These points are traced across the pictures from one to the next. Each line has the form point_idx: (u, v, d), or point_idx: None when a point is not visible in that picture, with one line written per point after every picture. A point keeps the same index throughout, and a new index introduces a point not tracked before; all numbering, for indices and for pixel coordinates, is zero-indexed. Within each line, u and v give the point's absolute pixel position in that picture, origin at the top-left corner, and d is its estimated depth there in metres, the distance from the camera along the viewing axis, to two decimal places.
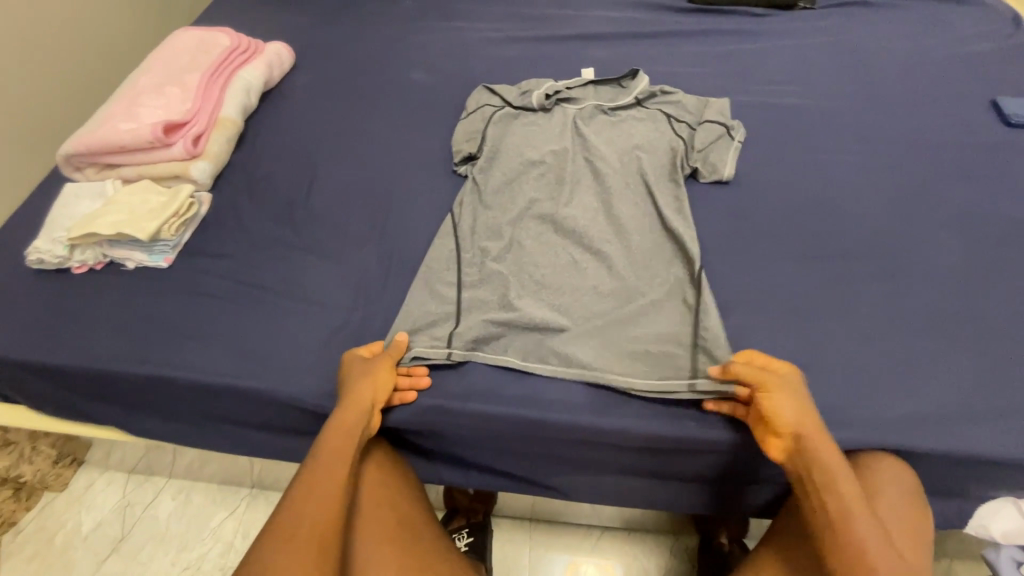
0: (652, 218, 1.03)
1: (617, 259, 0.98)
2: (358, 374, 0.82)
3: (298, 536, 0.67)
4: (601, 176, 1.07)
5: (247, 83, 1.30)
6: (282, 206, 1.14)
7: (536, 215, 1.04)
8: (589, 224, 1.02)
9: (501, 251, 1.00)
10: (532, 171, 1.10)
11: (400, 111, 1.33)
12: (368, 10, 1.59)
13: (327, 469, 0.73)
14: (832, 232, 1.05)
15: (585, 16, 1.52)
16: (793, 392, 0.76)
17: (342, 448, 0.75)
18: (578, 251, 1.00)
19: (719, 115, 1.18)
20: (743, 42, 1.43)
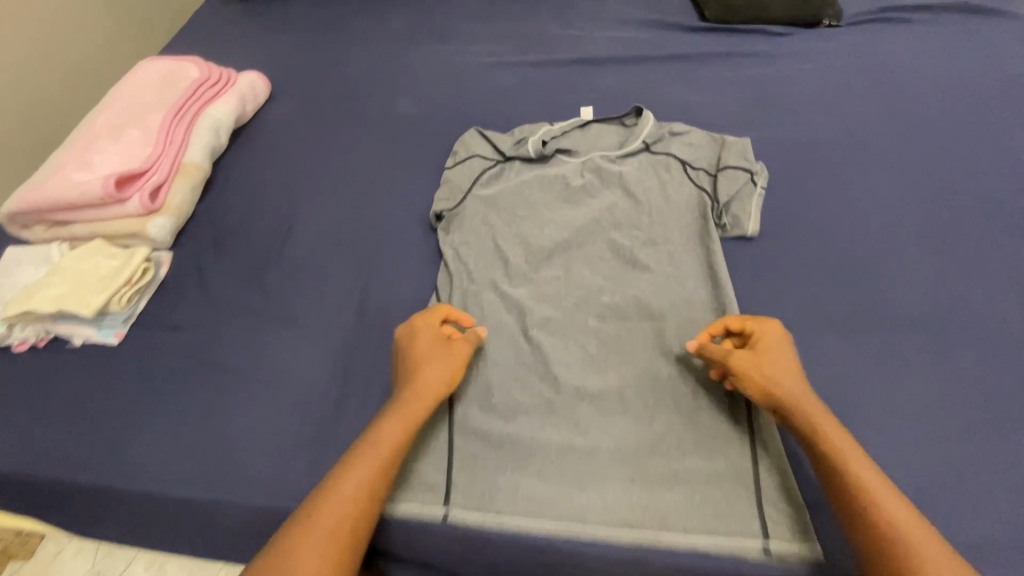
0: (682, 300, 0.90)
1: (651, 355, 0.84)
2: (418, 362, 0.78)
3: (316, 534, 0.62)
4: (621, 251, 0.97)
5: (216, 120, 1.18)
6: (250, 267, 1.01)
7: (537, 298, 0.92)
8: (605, 314, 0.90)
9: (497, 349, 0.86)
10: (524, 242, 0.99)
11: (386, 149, 1.21)
12: (351, 31, 1.45)
13: (368, 464, 0.68)
14: (874, 295, 0.92)
15: (588, 35, 1.37)
16: (777, 365, 0.74)
17: (388, 444, 0.70)
18: (596, 344, 0.86)
19: (739, 158, 1.06)
20: (765, 65, 1.29)
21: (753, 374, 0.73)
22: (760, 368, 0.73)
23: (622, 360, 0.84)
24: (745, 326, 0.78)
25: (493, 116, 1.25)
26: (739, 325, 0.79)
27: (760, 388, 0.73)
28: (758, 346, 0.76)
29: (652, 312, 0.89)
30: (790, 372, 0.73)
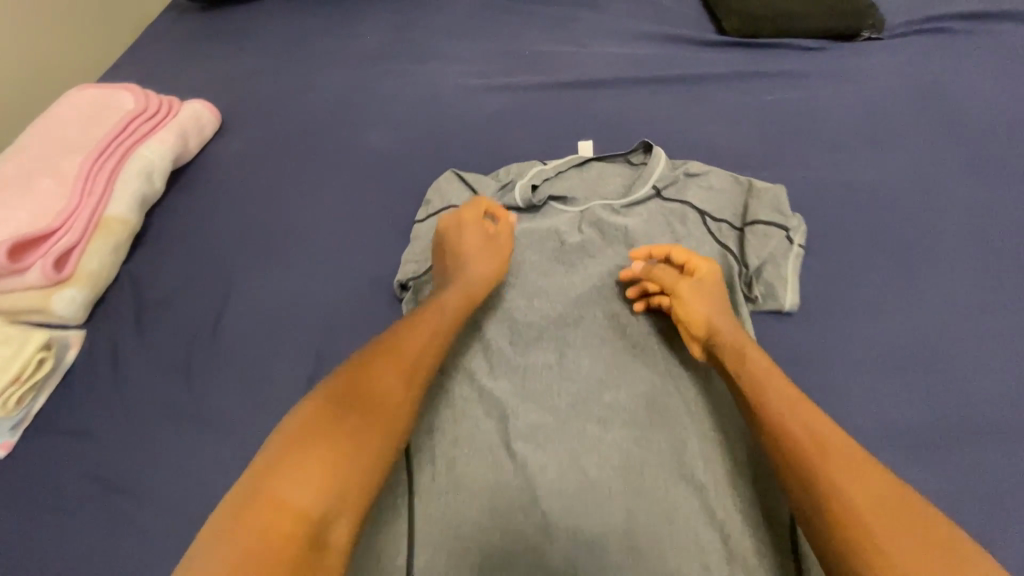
0: (706, 412, 0.74)
1: (666, 478, 0.70)
2: (475, 245, 0.82)
3: (396, 363, 0.68)
4: (632, 340, 0.80)
5: (148, 162, 1.00)
6: (172, 351, 0.83)
7: (527, 400, 0.75)
8: (612, 425, 0.73)
9: (478, 470, 0.71)
10: (512, 324, 0.82)
11: (347, 193, 1.02)
12: (316, 48, 1.26)
13: (431, 328, 0.73)
14: (938, 396, 0.74)
15: (587, 52, 1.17)
16: (709, 297, 0.77)
17: (452, 308, 0.76)
18: (599, 469, 0.71)
19: (771, 209, 0.87)
20: (797, 88, 1.09)
21: (688, 304, 0.77)
22: (695, 298, 0.76)
23: (630, 491, 0.69)
24: (686, 262, 0.80)
25: (474, 153, 1.06)
26: (681, 260, 0.81)
27: (693, 318, 0.76)
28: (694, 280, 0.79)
29: (666, 420, 0.74)
30: (720, 308, 0.76)
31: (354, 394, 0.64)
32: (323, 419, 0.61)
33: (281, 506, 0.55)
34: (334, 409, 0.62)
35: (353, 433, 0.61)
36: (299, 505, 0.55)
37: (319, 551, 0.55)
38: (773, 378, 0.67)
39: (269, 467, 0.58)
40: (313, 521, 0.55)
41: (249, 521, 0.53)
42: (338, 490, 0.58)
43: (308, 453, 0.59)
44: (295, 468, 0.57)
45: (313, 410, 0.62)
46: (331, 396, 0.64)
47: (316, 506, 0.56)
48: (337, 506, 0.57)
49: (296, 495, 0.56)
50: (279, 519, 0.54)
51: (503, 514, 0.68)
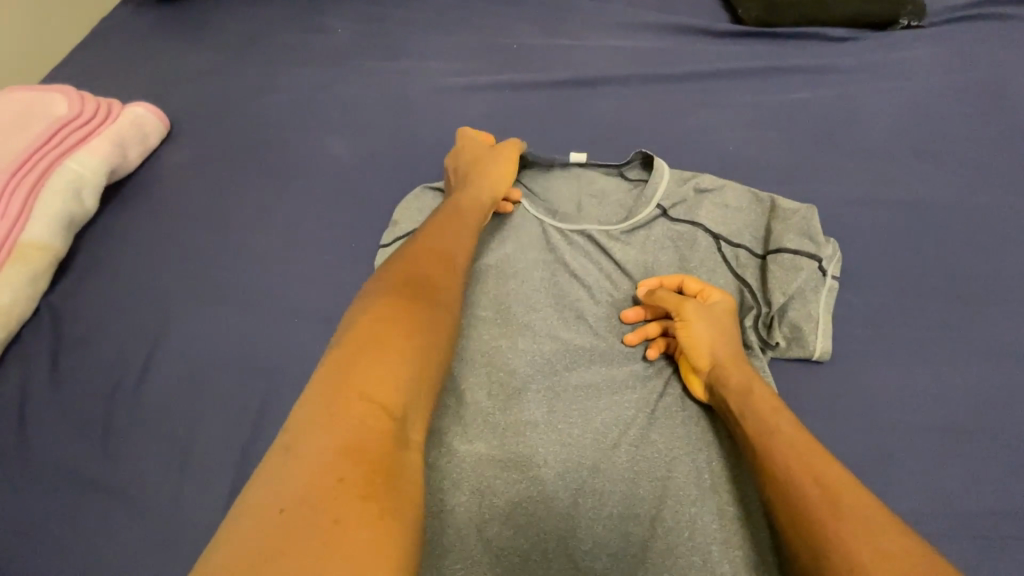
0: (716, 487, 0.60)
1: (675, 567, 0.56)
2: (488, 165, 0.78)
3: (444, 262, 0.62)
4: (628, 391, 0.67)
5: (76, 176, 0.87)
6: (94, 401, 0.72)
7: (499, 461, 0.62)
8: (601, 496, 0.60)
9: (442, 558, 0.57)
10: (485, 367, 0.68)
11: (307, 210, 0.89)
12: (282, 43, 1.13)
13: (458, 231, 0.68)
14: (997, 469, 0.62)
15: (586, 46, 1.03)
16: (717, 321, 0.66)
17: (477, 217, 0.72)
18: (582, 553, 0.57)
19: (799, 233, 0.74)
20: (824, 85, 0.95)
21: (693, 323, 0.66)
22: (707, 321, 0.66)
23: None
24: (696, 288, 0.70)
25: None
26: (693, 285, 0.71)
27: (695, 343, 0.65)
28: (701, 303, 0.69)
29: (674, 494, 0.60)
30: (729, 338, 0.65)
31: (412, 288, 0.56)
32: (387, 312, 0.52)
33: (368, 398, 0.45)
34: (397, 300, 0.54)
35: (422, 324, 0.53)
36: (382, 397, 0.46)
37: (407, 444, 0.46)
38: (785, 428, 0.56)
39: (341, 364, 0.47)
40: (399, 412, 0.47)
41: (335, 417, 0.44)
42: (418, 382, 0.49)
43: (376, 344, 0.49)
44: (371, 363, 0.47)
45: (372, 304, 0.53)
46: (388, 288, 0.55)
47: (398, 398, 0.47)
48: (416, 402, 0.49)
49: (378, 385, 0.46)
50: (368, 411, 0.45)
51: None
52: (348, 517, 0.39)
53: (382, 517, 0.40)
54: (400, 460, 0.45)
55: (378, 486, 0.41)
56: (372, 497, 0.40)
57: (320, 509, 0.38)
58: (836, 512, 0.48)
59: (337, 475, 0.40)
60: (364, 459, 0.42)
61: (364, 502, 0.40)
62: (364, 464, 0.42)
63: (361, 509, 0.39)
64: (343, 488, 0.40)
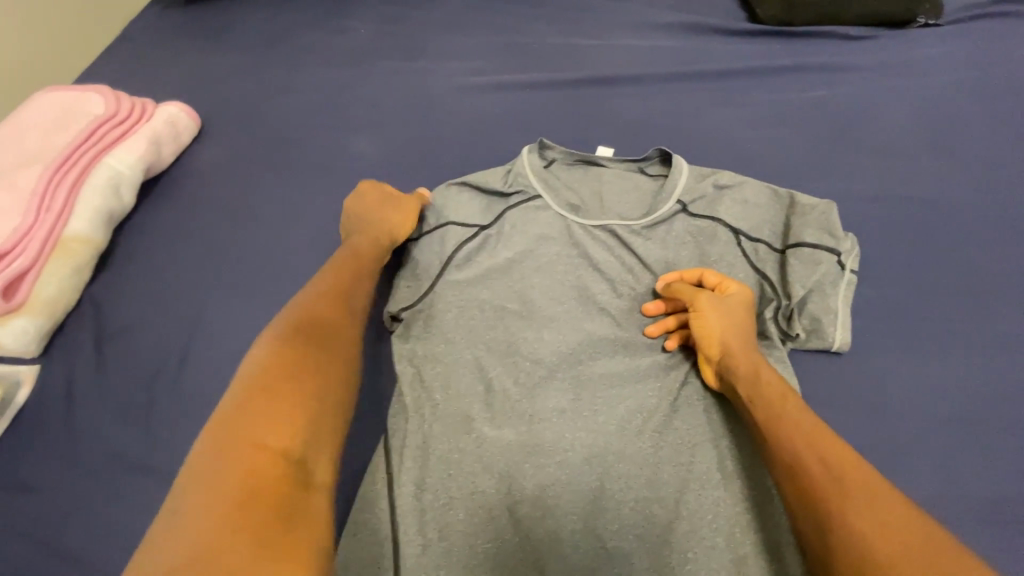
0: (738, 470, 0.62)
1: (698, 548, 0.58)
2: (386, 207, 0.81)
3: (337, 311, 0.64)
4: (650, 378, 0.69)
5: (114, 173, 0.90)
6: (136, 387, 0.75)
7: (521, 446, 0.64)
8: (620, 480, 0.62)
9: (472, 537, 0.60)
10: (506, 357, 0.71)
11: (335, 206, 0.91)
12: (305, 43, 1.16)
13: (355, 276, 0.70)
14: (1016, 455, 0.64)
15: (603, 45, 1.05)
16: (732, 313, 0.68)
17: (376, 256, 0.76)
18: (601, 534, 0.59)
19: (818, 228, 0.75)
20: (841, 83, 0.96)
21: (705, 316, 0.68)
22: (720, 314, 0.68)
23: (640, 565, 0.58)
24: (715, 282, 0.72)
25: (475, 158, 0.94)
26: (712, 280, 0.72)
27: (708, 335, 0.68)
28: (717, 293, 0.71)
29: (698, 478, 0.62)
30: (743, 328, 0.67)
31: (308, 336, 0.59)
32: (282, 362, 0.55)
33: (261, 445, 0.48)
34: (292, 351, 0.56)
35: (317, 371, 0.56)
36: (275, 443, 0.49)
37: (310, 485, 0.49)
38: (795, 409, 0.58)
39: (233, 418, 0.49)
40: (295, 455, 0.49)
41: (225, 470, 0.45)
42: (313, 427, 0.52)
43: (268, 394, 0.52)
44: (255, 419, 0.49)
45: (265, 357, 0.55)
46: (280, 344, 0.57)
47: (295, 442, 0.50)
48: (315, 444, 0.51)
49: (271, 435, 0.49)
50: (256, 463, 0.47)
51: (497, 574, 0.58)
52: (243, 562, 0.40)
53: (283, 558, 0.42)
54: (299, 502, 0.47)
55: (274, 529, 0.43)
56: (268, 540, 0.42)
57: (215, 561, 0.40)
58: (834, 486, 0.50)
59: (231, 525, 0.42)
60: (261, 505, 0.44)
61: (261, 546, 0.42)
62: (253, 512, 0.43)
63: (256, 554, 0.41)
64: (238, 537, 0.41)
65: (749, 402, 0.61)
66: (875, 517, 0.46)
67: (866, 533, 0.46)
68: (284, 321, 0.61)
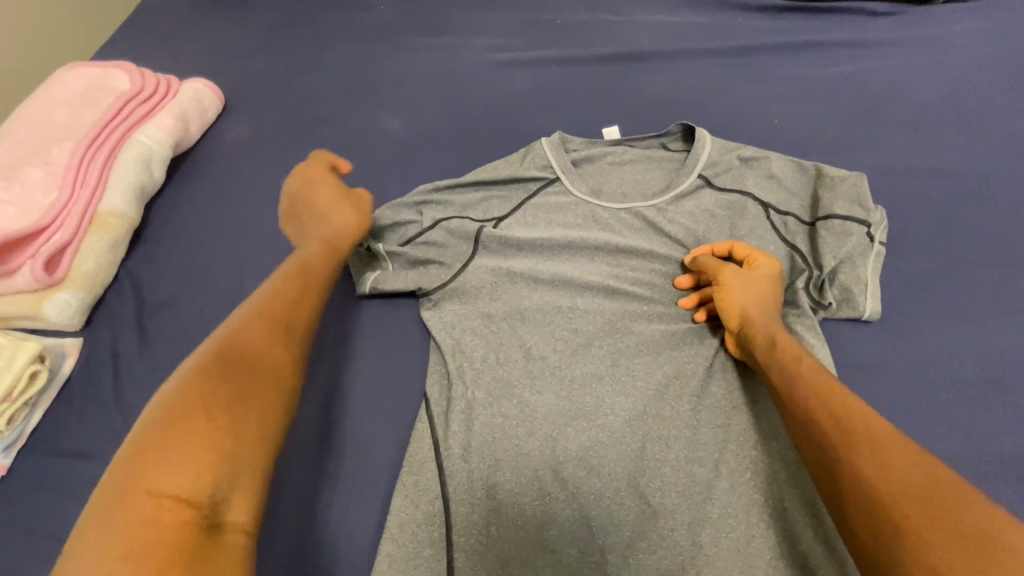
0: (774, 427, 0.64)
1: (738, 503, 0.60)
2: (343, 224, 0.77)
3: (281, 324, 0.62)
4: (686, 343, 0.71)
5: (145, 148, 0.90)
6: (181, 356, 0.77)
7: (554, 413, 0.66)
8: (651, 446, 0.64)
9: (519, 496, 0.62)
10: (537, 327, 0.72)
11: (366, 180, 0.92)
12: (325, 20, 1.15)
13: (292, 286, 0.66)
14: None
15: (627, 22, 1.05)
16: (754, 284, 0.69)
17: (324, 264, 0.71)
18: (636, 495, 0.62)
19: (848, 200, 0.76)
20: (866, 58, 0.97)
21: (729, 288, 0.69)
22: (742, 285, 0.69)
23: (676, 521, 0.60)
24: (745, 256, 0.73)
25: (504, 134, 0.95)
26: (743, 252, 0.73)
27: (730, 305, 0.69)
28: (744, 266, 0.72)
29: (735, 439, 0.64)
30: (766, 300, 0.69)
31: (229, 360, 0.55)
32: (192, 393, 0.51)
33: (155, 492, 0.44)
34: (206, 381, 0.52)
35: (240, 400, 0.52)
36: (176, 486, 0.45)
37: (221, 528, 0.46)
38: (810, 374, 0.59)
39: (136, 458, 0.46)
40: (202, 496, 0.45)
41: (120, 520, 0.42)
42: (230, 461, 0.48)
43: (174, 428, 0.48)
44: (161, 452, 0.46)
45: (179, 383, 0.52)
46: (202, 369, 0.54)
47: (202, 479, 0.46)
48: (227, 479, 0.48)
49: (173, 471, 0.45)
50: (158, 504, 0.43)
51: (537, 528, 0.61)
52: None
53: None
54: (205, 548, 0.44)
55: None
56: None
57: None
58: (843, 446, 0.51)
59: None
60: (153, 555, 0.41)
61: None
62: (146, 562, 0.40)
63: None
64: None
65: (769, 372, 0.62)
66: (882, 469, 0.47)
67: (871, 484, 0.47)
68: (205, 346, 0.57)
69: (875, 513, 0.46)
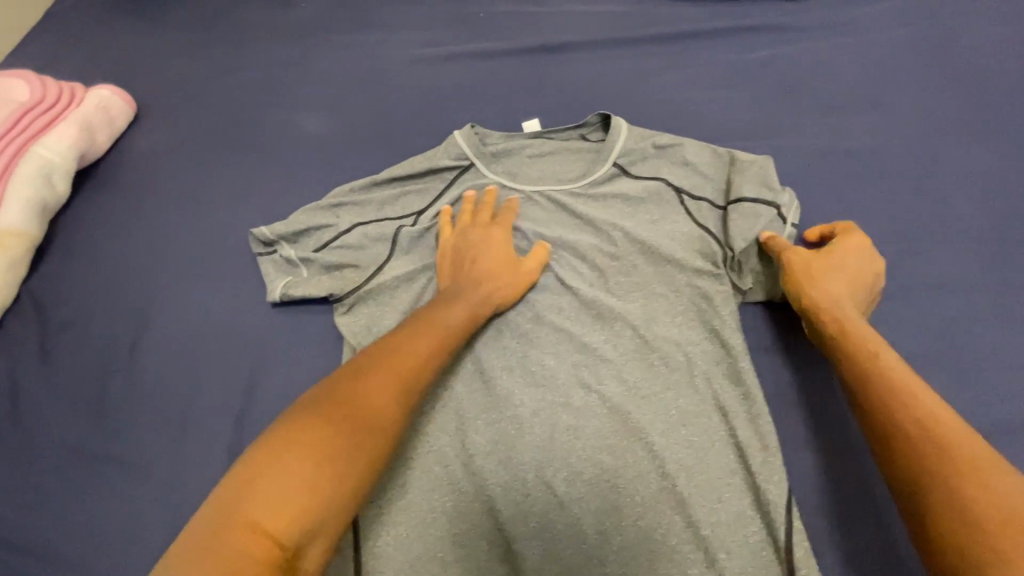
0: (680, 408, 0.64)
1: (644, 490, 0.61)
2: (496, 275, 0.70)
3: (407, 380, 0.57)
4: (592, 331, 0.70)
5: (45, 160, 0.86)
6: (85, 376, 0.74)
7: (466, 412, 0.65)
8: (567, 439, 0.63)
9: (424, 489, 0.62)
10: None
11: (281, 184, 0.89)
12: (244, 18, 1.10)
13: (429, 337, 0.61)
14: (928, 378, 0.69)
15: (552, 12, 1.04)
16: (844, 267, 0.68)
17: (467, 331, 0.65)
18: (554, 485, 0.61)
19: (758, 183, 0.77)
20: (781, 42, 0.98)
21: (824, 265, 0.68)
22: (832, 267, 0.68)
23: (587, 509, 0.60)
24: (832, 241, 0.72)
25: (425, 131, 0.93)
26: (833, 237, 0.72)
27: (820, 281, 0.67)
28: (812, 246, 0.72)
29: (641, 426, 0.64)
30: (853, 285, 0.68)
31: (341, 402, 0.53)
32: (300, 433, 0.50)
33: (254, 526, 0.45)
34: (312, 417, 0.52)
35: (345, 454, 0.51)
36: (273, 522, 0.45)
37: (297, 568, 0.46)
38: (890, 364, 0.58)
39: (241, 483, 0.47)
40: (291, 537, 0.46)
41: (220, 552, 0.43)
42: (320, 510, 0.48)
43: (280, 464, 0.48)
44: (262, 486, 0.47)
45: (291, 416, 0.52)
46: (314, 409, 0.53)
47: (293, 523, 0.46)
48: (315, 527, 0.47)
49: (269, 509, 0.46)
50: (252, 540, 0.44)
51: (451, 525, 0.60)
52: None
53: None
54: None
55: None
56: None
57: None
58: (947, 450, 0.52)
59: None
60: None
61: None
62: None
63: None
64: None
65: (843, 358, 0.61)
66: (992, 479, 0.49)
67: (993, 502, 0.48)
68: (326, 379, 0.56)
69: (979, 529, 0.47)
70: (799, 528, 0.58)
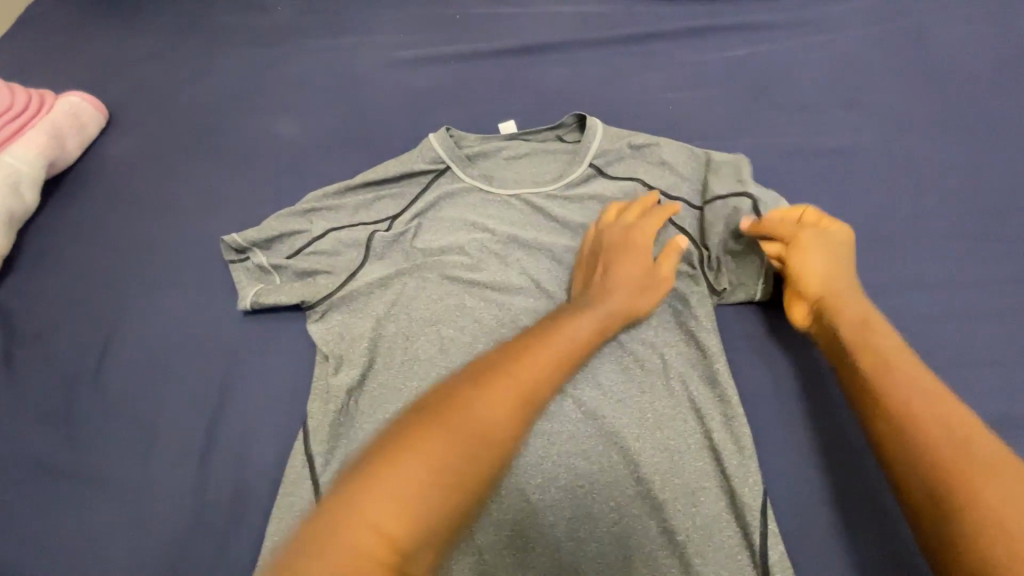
0: (654, 410, 0.64)
1: (620, 494, 0.60)
2: (621, 284, 0.66)
3: (531, 397, 0.53)
4: None
5: (12, 168, 0.85)
6: (52, 388, 0.73)
7: None
8: (554, 445, 0.62)
9: None
10: (421, 332, 0.70)
11: (255, 189, 0.88)
12: (218, 23, 1.09)
13: (551, 351, 0.58)
14: None
15: (529, 14, 1.03)
16: (832, 253, 0.66)
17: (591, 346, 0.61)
18: (551, 494, 0.60)
19: (734, 181, 0.76)
20: (757, 41, 0.98)
21: (807, 255, 0.66)
22: (817, 254, 0.66)
23: (568, 517, 0.60)
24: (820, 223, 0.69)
25: (400, 134, 0.92)
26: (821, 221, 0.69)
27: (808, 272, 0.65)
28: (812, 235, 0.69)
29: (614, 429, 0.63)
30: (843, 269, 0.66)
31: (459, 408, 0.49)
32: (418, 434, 0.46)
33: (377, 528, 0.40)
34: (434, 423, 0.47)
35: (470, 465, 0.46)
36: (394, 525, 0.41)
37: None
38: (884, 353, 0.56)
39: (362, 477, 0.43)
40: (406, 545, 0.41)
41: (335, 551, 0.39)
42: (439, 522, 0.43)
43: (404, 461, 0.44)
44: (382, 486, 0.43)
45: (404, 418, 0.49)
46: (429, 411, 0.49)
47: (406, 529, 0.42)
48: (427, 541, 0.43)
49: (389, 513, 0.41)
50: (377, 544, 0.40)
51: None
52: None
53: None
54: None
55: None
56: None
57: None
58: (939, 444, 0.49)
59: None
60: None
61: None
62: None
63: None
64: None
65: (837, 353, 0.59)
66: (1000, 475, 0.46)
67: (989, 496, 0.45)
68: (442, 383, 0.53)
69: (977, 527, 0.44)
70: (773, 531, 0.57)
